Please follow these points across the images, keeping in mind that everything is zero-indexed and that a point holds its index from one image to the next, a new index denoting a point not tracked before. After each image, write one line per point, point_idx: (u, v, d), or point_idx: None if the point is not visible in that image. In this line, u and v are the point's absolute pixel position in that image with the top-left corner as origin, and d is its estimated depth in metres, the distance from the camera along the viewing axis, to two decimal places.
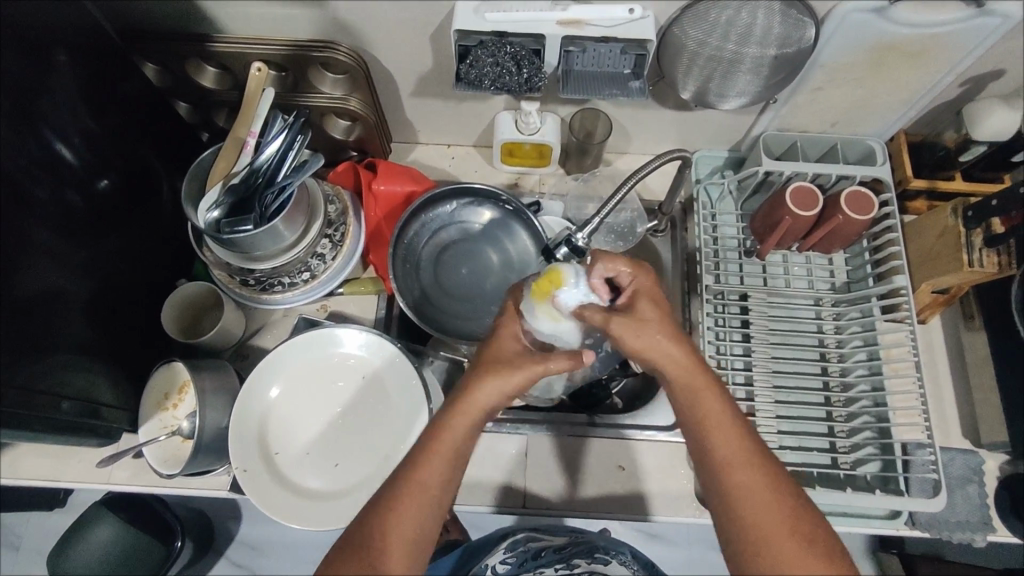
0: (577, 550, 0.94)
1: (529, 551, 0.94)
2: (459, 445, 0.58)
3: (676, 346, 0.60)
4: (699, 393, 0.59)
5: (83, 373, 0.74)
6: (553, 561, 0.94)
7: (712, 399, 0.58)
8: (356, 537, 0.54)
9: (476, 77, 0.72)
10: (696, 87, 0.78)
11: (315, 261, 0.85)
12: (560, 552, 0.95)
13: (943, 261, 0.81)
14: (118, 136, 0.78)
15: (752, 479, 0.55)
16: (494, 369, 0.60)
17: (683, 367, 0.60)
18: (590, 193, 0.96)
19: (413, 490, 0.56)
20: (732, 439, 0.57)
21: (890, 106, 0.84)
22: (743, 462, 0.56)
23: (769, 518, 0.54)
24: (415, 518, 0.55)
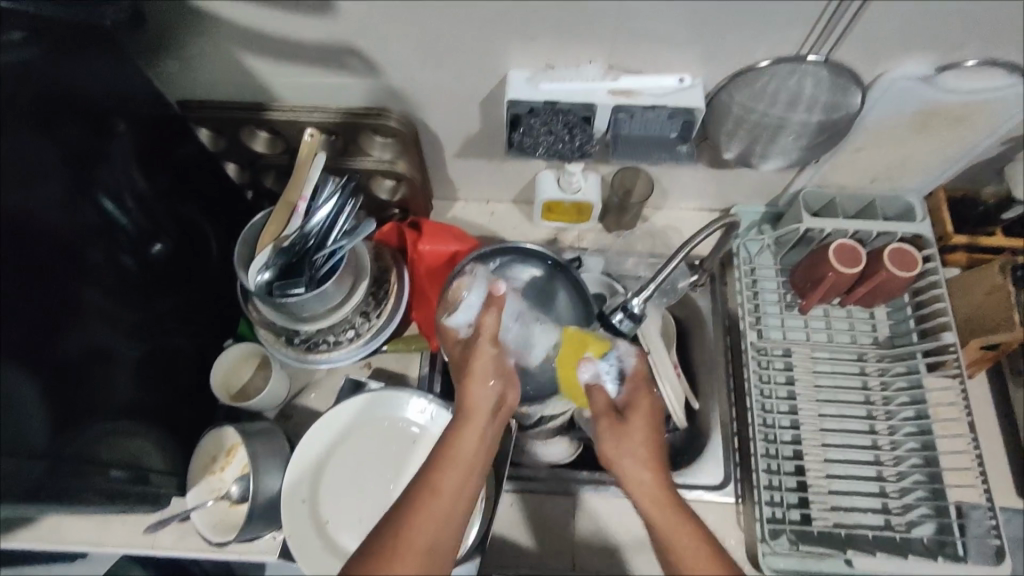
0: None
1: None
2: (471, 452, 0.62)
3: (625, 448, 0.64)
4: (641, 485, 0.62)
5: (130, 437, 0.73)
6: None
7: (656, 486, 0.62)
8: (376, 548, 0.56)
9: (528, 144, 0.75)
10: (740, 150, 0.80)
11: (360, 320, 0.86)
12: None
13: (992, 319, 0.81)
14: (166, 198, 0.79)
15: (697, 546, 0.57)
16: (486, 380, 0.66)
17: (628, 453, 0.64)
18: (630, 248, 0.98)
19: (430, 506, 0.58)
20: (684, 524, 0.59)
21: (930, 166, 0.84)
22: (693, 538, 0.58)
23: None
24: (429, 532, 0.57)
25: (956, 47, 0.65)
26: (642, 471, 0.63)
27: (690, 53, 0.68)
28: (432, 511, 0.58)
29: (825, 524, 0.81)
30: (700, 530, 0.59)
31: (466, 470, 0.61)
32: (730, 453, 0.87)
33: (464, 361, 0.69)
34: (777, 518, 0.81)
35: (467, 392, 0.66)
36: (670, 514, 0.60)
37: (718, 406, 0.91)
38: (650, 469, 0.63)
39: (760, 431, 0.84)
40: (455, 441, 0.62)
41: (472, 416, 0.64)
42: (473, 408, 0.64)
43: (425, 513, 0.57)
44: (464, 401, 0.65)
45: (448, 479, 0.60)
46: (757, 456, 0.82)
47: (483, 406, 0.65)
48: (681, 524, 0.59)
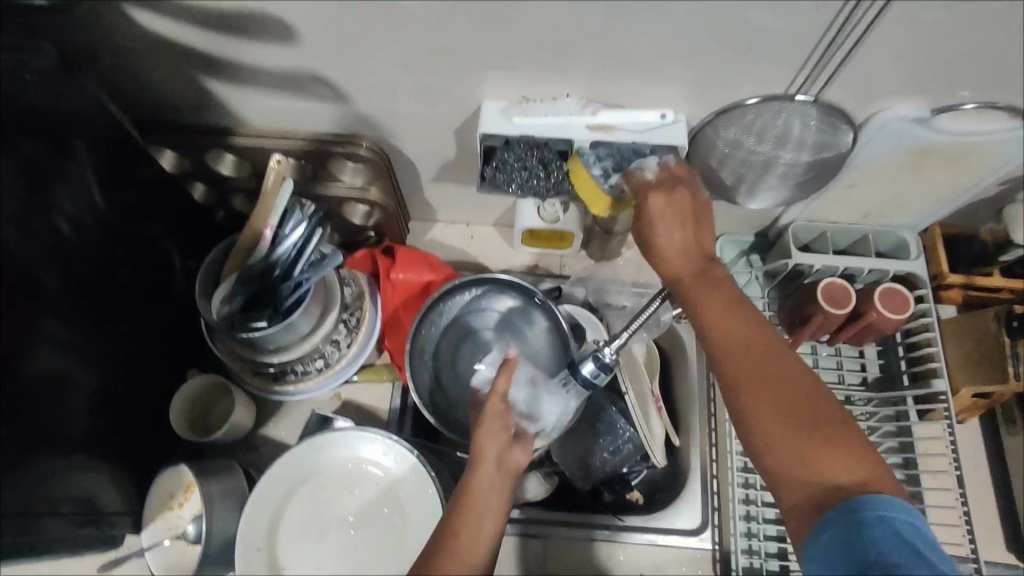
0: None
1: None
2: (491, 499, 0.60)
3: (702, 304, 0.56)
4: (730, 350, 0.54)
5: (83, 473, 0.71)
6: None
7: (740, 333, 0.54)
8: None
9: (501, 180, 0.71)
10: (726, 185, 0.76)
11: (330, 350, 0.83)
12: None
13: (986, 368, 0.78)
14: (130, 222, 0.76)
15: (786, 408, 0.51)
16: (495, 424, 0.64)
17: (719, 305, 0.56)
18: (616, 276, 0.93)
19: (453, 555, 0.55)
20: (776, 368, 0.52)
21: (926, 203, 0.81)
22: (777, 376, 0.52)
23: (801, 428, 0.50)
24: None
25: (954, 90, 0.61)
26: (731, 351, 0.54)
27: (671, 89, 0.64)
28: (455, 571, 0.54)
29: None
30: (808, 408, 0.51)
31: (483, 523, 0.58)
32: (708, 495, 0.85)
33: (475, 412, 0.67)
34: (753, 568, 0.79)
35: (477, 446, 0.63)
36: (800, 410, 0.51)
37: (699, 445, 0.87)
38: (720, 306, 0.56)
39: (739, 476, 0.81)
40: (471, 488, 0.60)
41: (481, 468, 0.61)
42: (483, 460, 0.62)
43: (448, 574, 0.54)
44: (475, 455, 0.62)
45: (467, 535, 0.57)
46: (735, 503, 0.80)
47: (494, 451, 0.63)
48: (786, 434, 0.50)
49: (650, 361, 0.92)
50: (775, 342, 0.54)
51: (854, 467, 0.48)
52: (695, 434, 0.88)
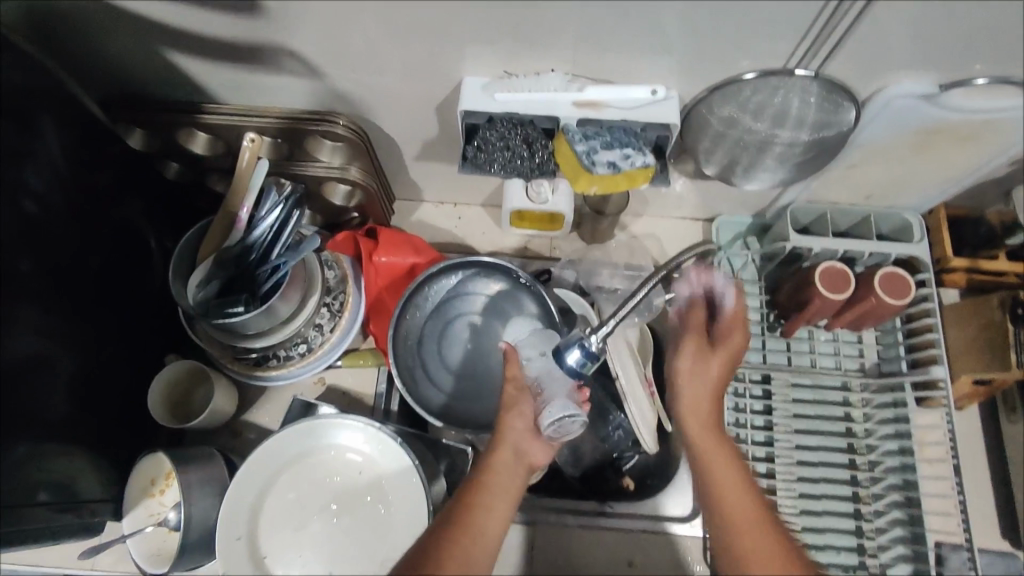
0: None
1: None
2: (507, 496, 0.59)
3: (681, 366, 0.65)
4: (714, 465, 0.59)
5: (61, 460, 0.69)
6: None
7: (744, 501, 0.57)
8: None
9: (483, 159, 0.67)
10: (721, 165, 0.73)
11: (313, 334, 0.81)
12: None
13: (987, 355, 0.75)
14: (102, 204, 0.73)
15: (746, 501, 0.57)
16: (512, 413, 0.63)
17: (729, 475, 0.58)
18: (607, 259, 0.91)
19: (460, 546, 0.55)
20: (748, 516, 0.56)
21: (931, 184, 0.77)
22: (755, 530, 0.55)
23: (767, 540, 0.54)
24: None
25: (965, 64, 0.57)
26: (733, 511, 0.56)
27: (663, 64, 0.60)
28: (466, 551, 0.54)
29: None
30: (757, 516, 0.56)
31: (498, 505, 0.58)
32: None
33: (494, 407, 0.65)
34: None
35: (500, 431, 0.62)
36: (769, 545, 0.54)
37: None
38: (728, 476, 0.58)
39: None
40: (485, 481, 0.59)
41: (503, 451, 0.61)
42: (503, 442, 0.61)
43: (457, 557, 0.54)
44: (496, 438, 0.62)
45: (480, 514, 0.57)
46: None
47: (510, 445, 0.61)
48: (759, 535, 0.55)
49: (641, 347, 0.90)
50: (755, 509, 0.56)
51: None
52: None
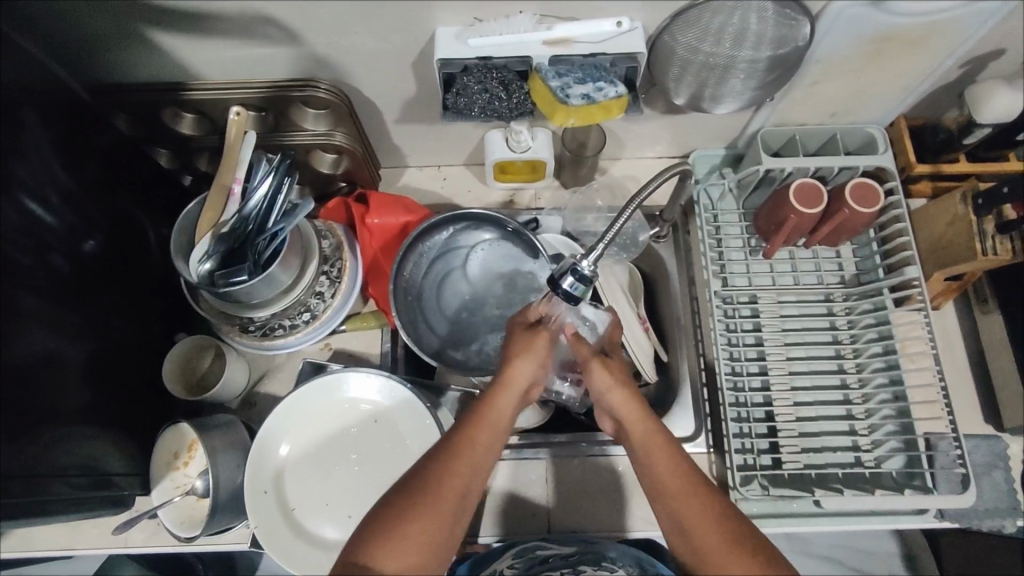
0: (584, 559, 0.76)
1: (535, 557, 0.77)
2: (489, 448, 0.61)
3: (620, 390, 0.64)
4: (673, 482, 0.60)
5: (87, 442, 0.71)
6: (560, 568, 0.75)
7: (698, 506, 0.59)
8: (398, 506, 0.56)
9: (465, 105, 0.71)
10: (689, 93, 0.76)
11: (315, 301, 0.83)
12: (566, 560, 0.76)
13: (955, 250, 0.79)
14: (96, 191, 0.74)
15: (710, 516, 0.58)
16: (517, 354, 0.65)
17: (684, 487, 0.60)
18: (589, 203, 0.95)
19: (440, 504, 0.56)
20: (706, 527, 0.58)
21: (889, 95, 0.81)
22: (717, 534, 0.57)
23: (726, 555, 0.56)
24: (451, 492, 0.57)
25: None
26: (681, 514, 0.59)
27: None
28: (466, 469, 0.59)
29: (796, 468, 0.81)
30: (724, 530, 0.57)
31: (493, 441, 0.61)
32: (699, 404, 0.87)
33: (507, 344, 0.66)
34: (748, 465, 0.81)
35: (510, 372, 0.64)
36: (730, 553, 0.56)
37: (686, 357, 0.90)
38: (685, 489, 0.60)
39: (726, 380, 0.83)
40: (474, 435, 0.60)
41: (510, 392, 0.63)
42: (513, 386, 0.63)
43: (461, 475, 0.58)
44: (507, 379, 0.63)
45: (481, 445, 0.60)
46: (726, 405, 0.82)
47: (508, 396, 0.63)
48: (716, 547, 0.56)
49: (631, 285, 0.93)
50: (722, 517, 0.58)
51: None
52: (683, 348, 0.90)
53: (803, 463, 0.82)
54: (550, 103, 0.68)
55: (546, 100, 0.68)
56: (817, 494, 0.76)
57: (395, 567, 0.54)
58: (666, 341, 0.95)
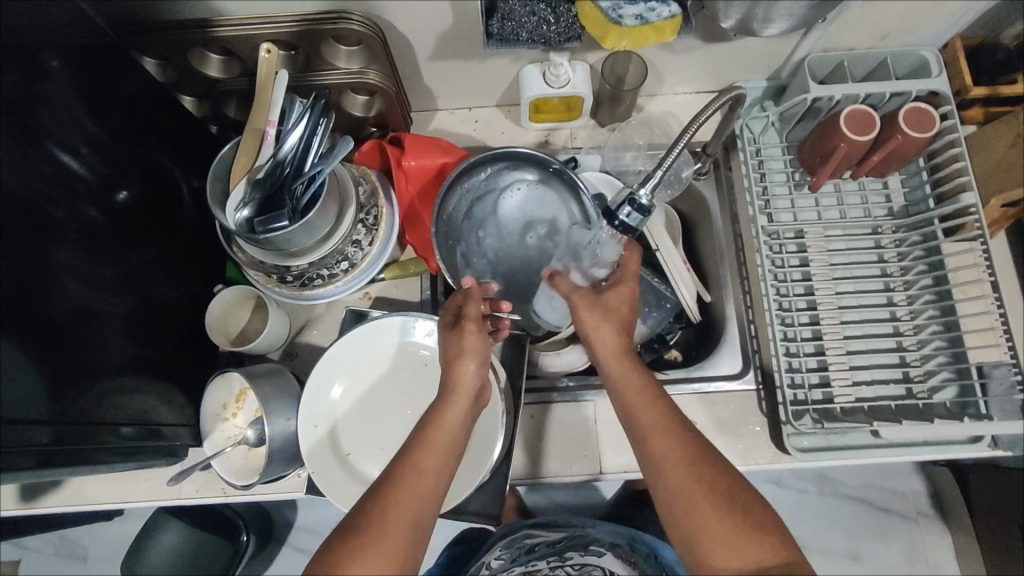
0: (572, 545, 0.90)
1: (524, 546, 0.91)
2: (454, 432, 0.63)
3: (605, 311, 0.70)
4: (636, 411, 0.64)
5: (133, 394, 0.71)
6: (546, 555, 0.89)
7: (665, 435, 0.61)
8: (365, 513, 0.57)
9: (511, 31, 0.67)
10: (739, 15, 0.72)
11: (353, 250, 0.81)
12: (553, 546, 0.91)
13: (1015, 173, 0.76)
14: (127, 140, 0.72)
15: (671, 439, 0.61)
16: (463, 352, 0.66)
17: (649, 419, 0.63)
18: (627, 142, 0.92)
19: (415, 481, 0.59)
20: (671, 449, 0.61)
21: (948, 12, 0.77)
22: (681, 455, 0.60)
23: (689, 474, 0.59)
24: (410, 507, 0.57)
25: None
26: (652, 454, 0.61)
27: None
28: (434, 452, 0.61)
29: (848, 401, 0.80)
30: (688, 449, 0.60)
31: (446, 453, 0.61)
32: (747, 341, 0.85)
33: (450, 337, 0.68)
34: (800, 400, 0.80)
35: (451, 379, 0.65)
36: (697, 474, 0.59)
37: (732, 296, 0.88)
38: (654, 419, 0.63)
39: (776, 315, 0.81)
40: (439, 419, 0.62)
41: (456, 398, 0.64)
42: (459, 389, 0.64)
43: (429, 452, 0.60)
44: (448, 387, 0.65)
45: (433, 458, 0.60)
46: (777, 340, 0.80)
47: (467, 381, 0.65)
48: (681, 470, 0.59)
49: (674, 226, 0.91)
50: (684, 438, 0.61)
51: (768, 546, 0.56)
52: (728, 286, 0.88)
53: (855, 396, 0.81)
54: (604, 22, 0.63)
55: (599, 22, 0.64)
56: (872, 424, 0.75)
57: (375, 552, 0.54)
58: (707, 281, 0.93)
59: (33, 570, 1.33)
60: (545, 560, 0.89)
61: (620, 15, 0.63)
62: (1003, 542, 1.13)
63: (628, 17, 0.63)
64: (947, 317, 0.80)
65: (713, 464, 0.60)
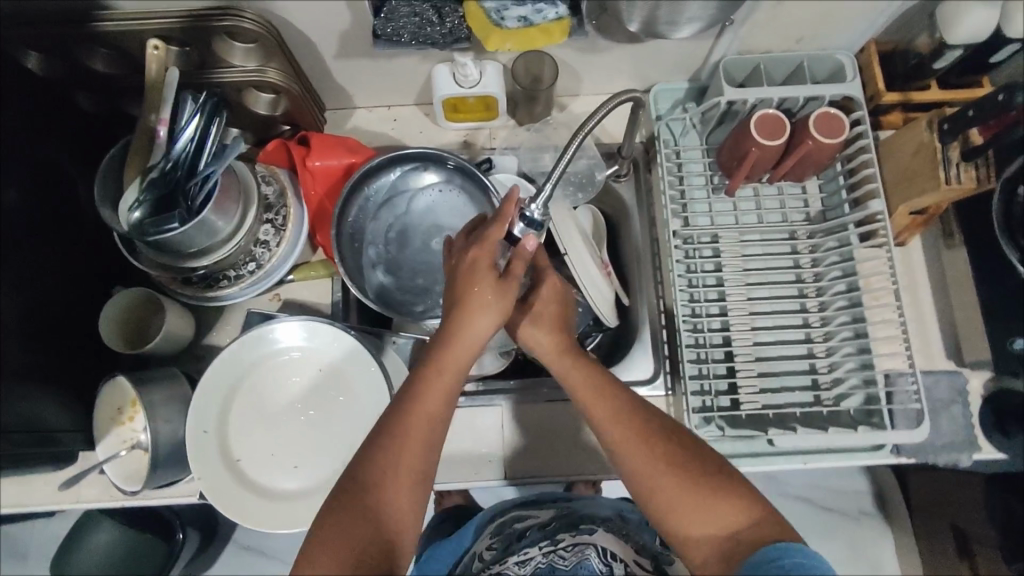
0: (561, 525, 0.75)
1: (514, 531, 0.78)
2: (454, 379, 0.60)
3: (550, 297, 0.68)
4: (609, 403, 0.62)
5: (30, 400, 0.70)
6: (538, 539, 0.74)
7: (634, 427, 0.61)
8: (368, 461, 0.56)
9: (393, 32, 0.70)
10: (642, 18, 0.70)
11: (260, 250, 0.80)
12: (544, 529, 0.76)
13: (919, 180, 0.76)
14: (16, 138, 0.70)
15: (643, 430, 0.61)
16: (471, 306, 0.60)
17: (602, 407, 0.62)
18: (546, 142, 0.91)
19: (409, 440, 0.57)
20: (647, 439, 0.60)
21: (856, 17, 0.76)
22: (661, 447, 0.59)
23: (670, 464, 0.59)
24: (412, 459, 0.57)
25: None
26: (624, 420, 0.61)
27: None
28: (431, 408, 0.59)
29: (753, 407, 0.80)
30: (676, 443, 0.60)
31: (443, 405, 0.60)
32: (659, 345, 0.86)
33: (460, 277, 0.62)
34: (706, 406, 0.80)
35: (464, 324, 0.60)
36: (686, 461, 0.58)
37: (646, 300, 0.88)
38: (613, 416, 0.62)
39: (684, 321, 0.81)
40: (438, 368, 0.60)
41: (459, 345, 0.60)
42: (463, 338, 0.60)
43: (423, 406, 0.59)
44: (453, 332, 0.60)
45: (434, 407, 0.59)
46: (684, 347, 0.80)
47: (477, 330, 0.61)
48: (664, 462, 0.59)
49: (598, 230, 0.90)
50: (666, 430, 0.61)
51: (750, 516, 0.56)
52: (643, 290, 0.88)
53: (762, 404, 0.81)
54: (488, 29, 0.63)
55: (484, 28, 0.64)
56: (771, 433, 0.75)
57: (372, 509, 0.55)
58: (627, 284, 0.93)
59: None
60: (535, 545, 0.74)
61: (504, 21, 0.63)
62: (935, 542, 1.13)
63: (510, 22, 0.63)
64: (855, 326, 0.79)
65: (701, 455, 0.59)
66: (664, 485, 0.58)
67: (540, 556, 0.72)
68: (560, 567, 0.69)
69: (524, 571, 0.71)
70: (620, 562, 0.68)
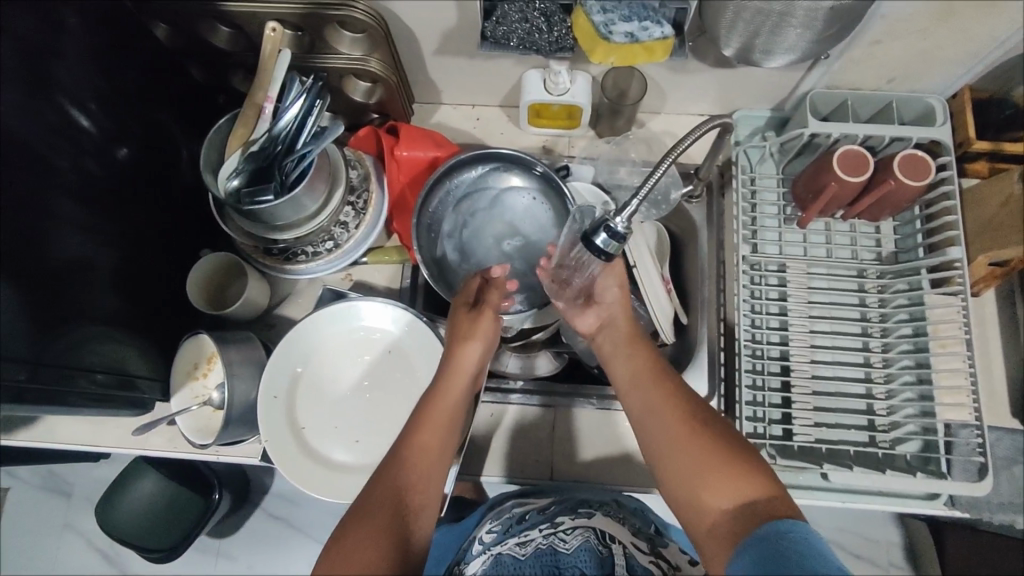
0: (562, 509, 0.72)
1: (513, 516, 0.75)
2: (456, 407, 0.65)
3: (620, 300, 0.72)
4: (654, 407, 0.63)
5: (113, 344, 0.74)
6: (537, 522, 0.71)
7: (678, 429, 0.60)
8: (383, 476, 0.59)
9: (502, 35, 0.72)
10: (739, 44, 0.71)
11: (339, 230, 0.83)
12: (543, 512, 0.73)
13: (1005, 232, 0.76)
14: (134, 100, 0.75)
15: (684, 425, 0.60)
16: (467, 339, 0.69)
17: (653, 405, 0.63)
18: (623, 156, 0.93)
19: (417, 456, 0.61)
20: (684, 436, 0.59)
21: (954, 62, 0.76)
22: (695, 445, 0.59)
23: (704, 461, 0.58)
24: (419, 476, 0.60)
25: None
26: (655, 414, 0.62)
27: None
28: (436, 433, 0.63)
29: (806, 440, 0.80)
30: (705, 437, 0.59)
31: (447, 430, 0.64)
32: (716, 367, 0.86)
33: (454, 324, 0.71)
34: (758, 433, 0.80)
35: (458, 359, 0.68)
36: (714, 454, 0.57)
37: (707, 321, 0.88)
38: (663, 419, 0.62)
39: (745, 346, 0.81)
40: (440, 398, 0.65)
41: (459, 376, 0.67)
42: (461, 369, 0.67)
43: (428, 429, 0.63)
44: (453, 365, 0.68)
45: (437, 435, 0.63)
46: (742, 372, 0.80)
47: (470, 361, 0.68)
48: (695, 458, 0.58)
49: (663, 247, 0.90)
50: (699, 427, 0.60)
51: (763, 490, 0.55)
52: (704, 311, 0.88)
53: (815, 438, 0.81)
54: (596, 39, 0.67)
55: (592, 39, 0.67)
56: (823, 468, 0.75)
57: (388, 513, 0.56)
58: (687, 303, 0.93)
59: (19, 500, 1.38)
60: (535, 528, 0.71)
61: (613, 34, 0.66)
62: None
63: (619, 36, 0.66)
64: (920, 372, 0.79)
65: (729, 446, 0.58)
66: (704, 485, 0.57)
67: (540, 538, 0.68)
68: (562, 549, 0.64)
69: (525, 551, 0.66)
70: (619, 543, 0.64)
